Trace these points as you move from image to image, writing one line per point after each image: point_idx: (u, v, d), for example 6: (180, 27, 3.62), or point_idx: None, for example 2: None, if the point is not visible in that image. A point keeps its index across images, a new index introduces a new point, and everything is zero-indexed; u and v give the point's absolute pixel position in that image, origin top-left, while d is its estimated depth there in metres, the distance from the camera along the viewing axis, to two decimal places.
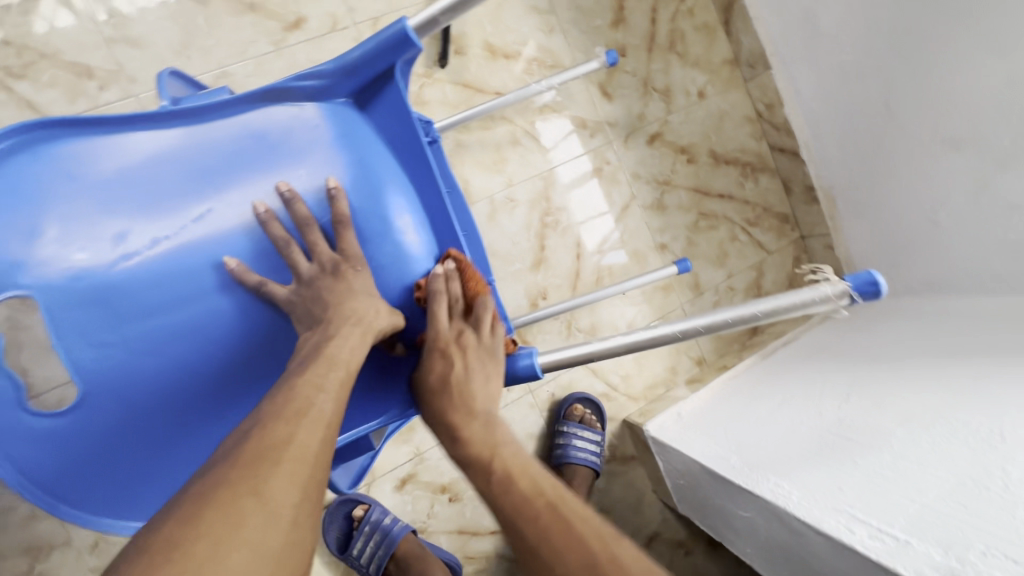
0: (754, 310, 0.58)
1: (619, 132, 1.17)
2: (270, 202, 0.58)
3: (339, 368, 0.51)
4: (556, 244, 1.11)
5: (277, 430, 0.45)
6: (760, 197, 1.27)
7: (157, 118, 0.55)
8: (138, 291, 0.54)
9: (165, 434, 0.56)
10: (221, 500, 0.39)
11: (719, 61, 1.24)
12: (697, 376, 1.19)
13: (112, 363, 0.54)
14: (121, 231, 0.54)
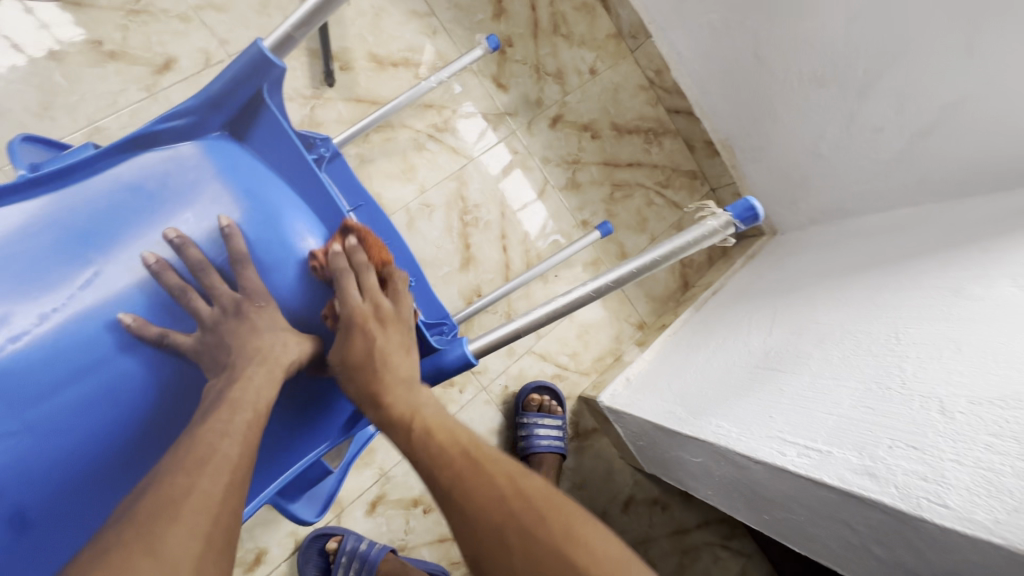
0: (653, 256, 0.61)
1: (521, 120, 1.19)
2: (162, 252, 0.55)
3: (248, 410, 0.50)
4: (480, 240, 1.12)
5: (176, 482, 0.43)
6: (667, 159, 1.32)
7: (15, 189, 0.50)
8: (35, 372, 0.49)
9: (98, 516, 0.50)
10: (113, 563, 0.37)
11: (603, 37, 1.27)
12: (640, 339, 1.23)
13: (20, 454, 0.48)
14: (0, 314, 0.48)
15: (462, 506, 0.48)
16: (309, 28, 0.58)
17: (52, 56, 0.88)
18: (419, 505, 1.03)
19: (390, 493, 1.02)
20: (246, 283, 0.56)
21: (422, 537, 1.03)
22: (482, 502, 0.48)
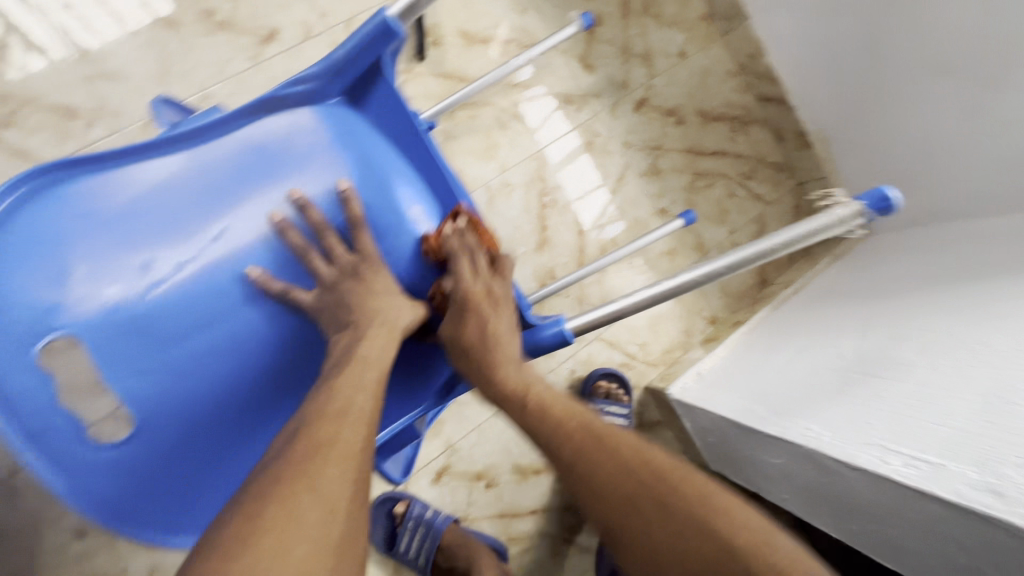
0: (776, 241, 0.58)
1: (606, 102, 1.16)
2: (285, 211, 0.58)
3: (375, 367, 0.54)
4: (557, 223, 1.11)
5: (322, 429, 0.48)
6: (755, 149, 1.26)
7: (159, 145, 0.55)
8: (173, 316, 0.55)
9: (216, 445, 0.57)
10: (283, 497, 0.43)
11: (695, 19, 1.21)
12: (712, 334, 1.20)
13: (159, 388, 0.54)
14: (146, 261, 0.54)
15: (588, 477, 0.57)
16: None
17: (171, 24, 0.93)
18: (482, 479, 1.05)
19: (456, 465, 1.04)
20: (361, 247, 0.59)
21: (483, 510, 1.05)
22: (608, 470, 0.57)
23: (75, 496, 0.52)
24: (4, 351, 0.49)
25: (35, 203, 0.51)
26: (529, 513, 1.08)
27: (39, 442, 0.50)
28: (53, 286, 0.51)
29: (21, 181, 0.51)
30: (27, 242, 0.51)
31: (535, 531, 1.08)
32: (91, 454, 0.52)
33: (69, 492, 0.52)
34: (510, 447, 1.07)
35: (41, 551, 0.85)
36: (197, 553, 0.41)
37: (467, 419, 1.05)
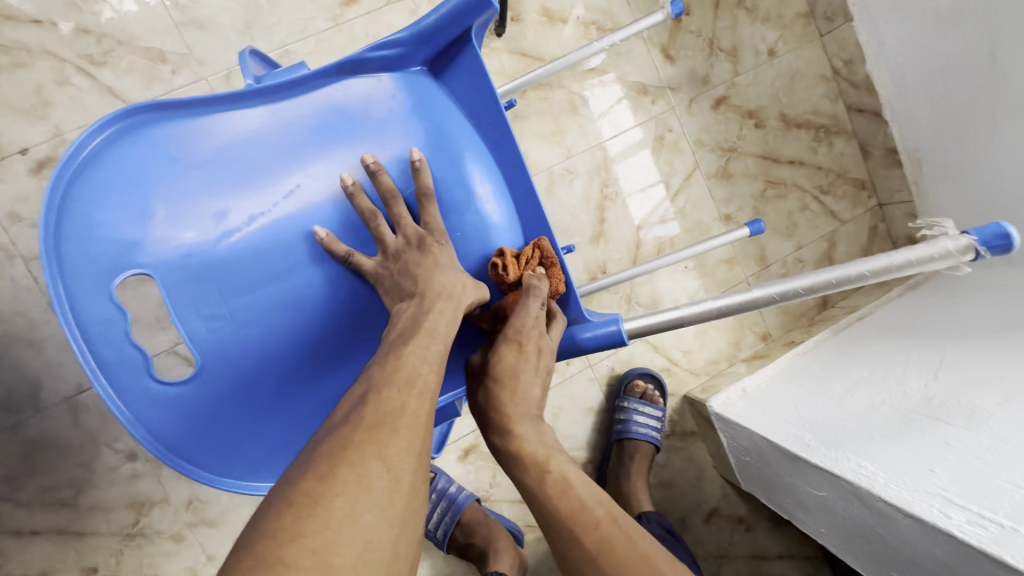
0: (862, 270, 0.63)
1: (683, 96, 1.11)
2: (356, 175, 0.59)
3: (437, 340, 0.54)
4: (615, 217, 1.08)
5: (389, 397, 0.48)
6: (834, 163, 1.19)
7: (243, 97, 0.56)
8: (239, 268, 0.57)
9: (269, 399, 0.59)
10: (353, 461, 0.43)
11: (791, 15, 1.14)
12: (762, 351, 1.15)
13: (222, 335, 0.57)
14: (220, 210, 0.56)
15: None
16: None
17: None
18: None
19: (483, 445, 1.05)
20: (427, 218, 0.59)
21: (505, 494, 1.06)
22: None
23: (139, 426, 0.56)
24: (90, 281, 0.53)
25: (125, 143, 0.54)
26: None
27: (112, 370, 0.55)
28: (135, 226, 0.54)
29: (116, 120, 0.53)
30: (119, 180, 0.54)
31: None
32: (157, 388, 0.56)
33: (133, 423, 0.55)
34: None
35: (96, 468, 0.92)
36: (265, 504, 0.41)
37: None
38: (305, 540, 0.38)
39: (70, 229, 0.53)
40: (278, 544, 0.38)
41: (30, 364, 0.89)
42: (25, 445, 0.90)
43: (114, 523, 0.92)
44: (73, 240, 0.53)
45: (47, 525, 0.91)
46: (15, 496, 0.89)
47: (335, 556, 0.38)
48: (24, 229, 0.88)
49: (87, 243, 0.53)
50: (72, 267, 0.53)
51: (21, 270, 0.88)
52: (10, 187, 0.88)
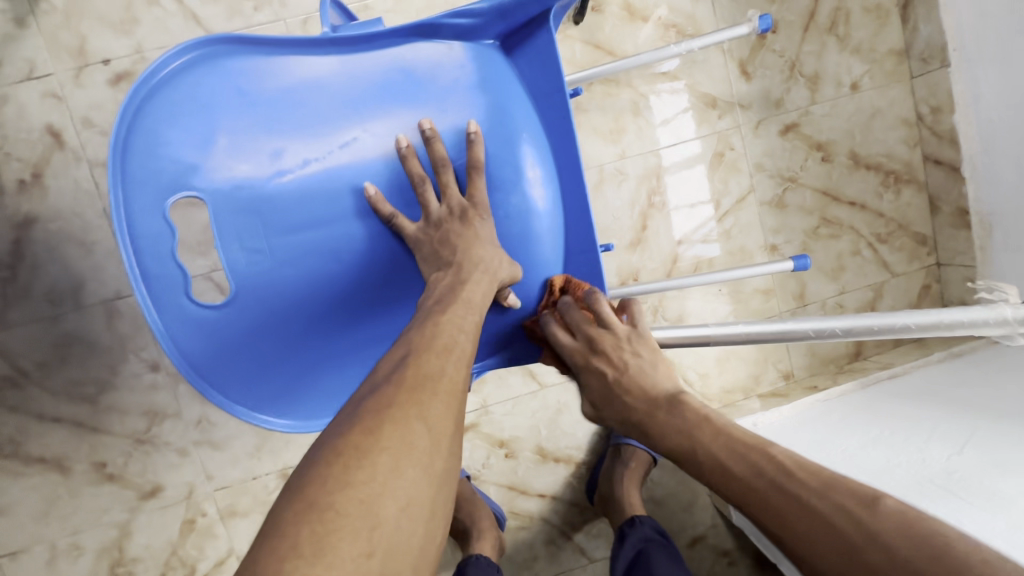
0: (905, 321, 0.60)
1: (752, 116, 1.07)
2: (411, 138, 0.60)
3: (473, 310, 0.57)
4: (658, 226, 1.06)
5: (429, 362, 0.50)
6: (898, 212, 1.13)
7: (317, 44, 0.57)
8: (286, 208, 0.58)
9: (292, 339, 0.61)
10: (397, 420, 0.44)
11: (884, 51, 1.09)
12: (781, 389, 1.12)
13: (258, 270, 0.58)
14: (277, 149, 0.57)
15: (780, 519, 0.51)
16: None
17: None
18: (503, 448, 1.06)
19: (483, 425, 1.06)
20: (474, 191, 0.60)
21: (495, 477, 1.07)
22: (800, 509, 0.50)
23: (168, 341, 0.58)
24: (146, 195, 0.55)
25: (201, 70, 0.56)
26: (537, 496, 1.08)
27: (152, 284, 0.57)
28: (196, 150, 0.56)
29: (197, 46, 0.55)
30: (188, 104, 0.56)
31: (537, 514, 1.09)
32: (190, 308, 0.58)
33: (163, 336, 0.57)
34: (539, 428, 1.07)
35: (120, 372, 0.97)
36: (314, 454, 0.43)
37: (507, 387, 1.05)
38: (353, 490, 0.40)
39: (138, 144, 0.55)
40: (327, 491, 0.39)
41: (78, 263, 0.94)
42: (62, 338, 0.95)
43: (126, 426, 0.98)
44: (138, 153, 0.55)
45: (68, 415, 0.96)
46: (46, 382, 0.95)
47: (380, 509, 0.39)
48: (93, 135, 0.92)
49: (150, 159, 0.55)
50: (133, 179, 0.55)
51: (86, 173, 0.93)
52: (87, 93, 0.92)
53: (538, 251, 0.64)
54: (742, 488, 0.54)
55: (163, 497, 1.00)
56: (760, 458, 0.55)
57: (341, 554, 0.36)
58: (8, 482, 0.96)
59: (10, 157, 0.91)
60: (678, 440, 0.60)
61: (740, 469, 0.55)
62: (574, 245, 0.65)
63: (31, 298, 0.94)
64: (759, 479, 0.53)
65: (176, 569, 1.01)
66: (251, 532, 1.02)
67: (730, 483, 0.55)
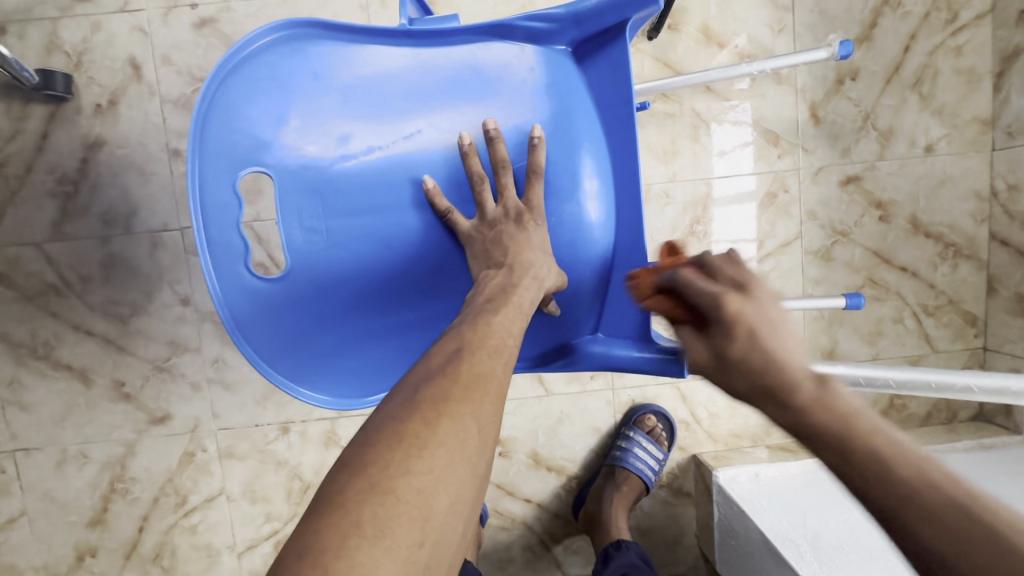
0: (969, 382, 0.57)
1: (814, 161, 1.03)
2: (474, 135, 0.60)
3: (522, 314, 0.55)
4: (695, 254, 1.04)
5: (482, 361, 0.49)
6: (952, 287, 1.07)
7: (395, 36, 0.58)
8: (349, 191, 0.57)
9: (337, 318, 0.59)
10: (453, 415, 0.44)
11: (967, 118, 1.03)
12: (791, 445, 1.08)
13: (315, 248, 0.57)
14: (347, 133, 0.57)
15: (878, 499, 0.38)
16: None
17: None
18: (499, 445, 1.06)
19: None
20: (530, 196, 0.60)
21: None
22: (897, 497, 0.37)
23: (223, 308, 0.55)
24: (217, 165, 0.54)
25: (284, 49, 0.56)
26: (522, 500, 1.08)
27: (213, 251, 0.55)
28: (270, 127, 0.56)
29: (282, 28, 0.55)
30: (268, 82, 0.56)
31: (519, 519, 1.08)
32: (247, 279, 0.56)
33: (219, 306, 0.55)
34: (537, 433, 1.06)
35: (153, 300, 1.01)
36: (369, 435, 0.42)
37: (514, 387, 1.05)
38: (412, 479, 0.39)
39: (216, 114, 0.54)
40: (388, 474, 0.39)
41: (134, 190, 0.99)
42: (107, 258, 1.00)
43: (149, 352, 1.02)
44: (216, 124, 0.54)
45: (100, 331, 1.01)
46: (86, 297, 1.01)
47: (435, 504, 0.39)
48: (169, 73, 0.97)
49: (227, 129, 0.55)
50: (208, 148, 0.54)
51: (157, 107, 0.97)
52: (171, 33, 0.96)
53: (586, 265, 0.63)
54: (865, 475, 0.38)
55: (170, 426, 1.04)
56: (936, 472, 0.37)
57: (397, 540, 0.37)
58: (35, 382, 1.02)
59: (92, 81, 0.96)
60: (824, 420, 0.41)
61: (909, 474, 0.37)
62: (621, 261, 0.63)
63: (87, 215, 0.99)
64: (927, 485, 0.37)
65: (170, 496, 1.06)
66: (244, 476, 1.06)
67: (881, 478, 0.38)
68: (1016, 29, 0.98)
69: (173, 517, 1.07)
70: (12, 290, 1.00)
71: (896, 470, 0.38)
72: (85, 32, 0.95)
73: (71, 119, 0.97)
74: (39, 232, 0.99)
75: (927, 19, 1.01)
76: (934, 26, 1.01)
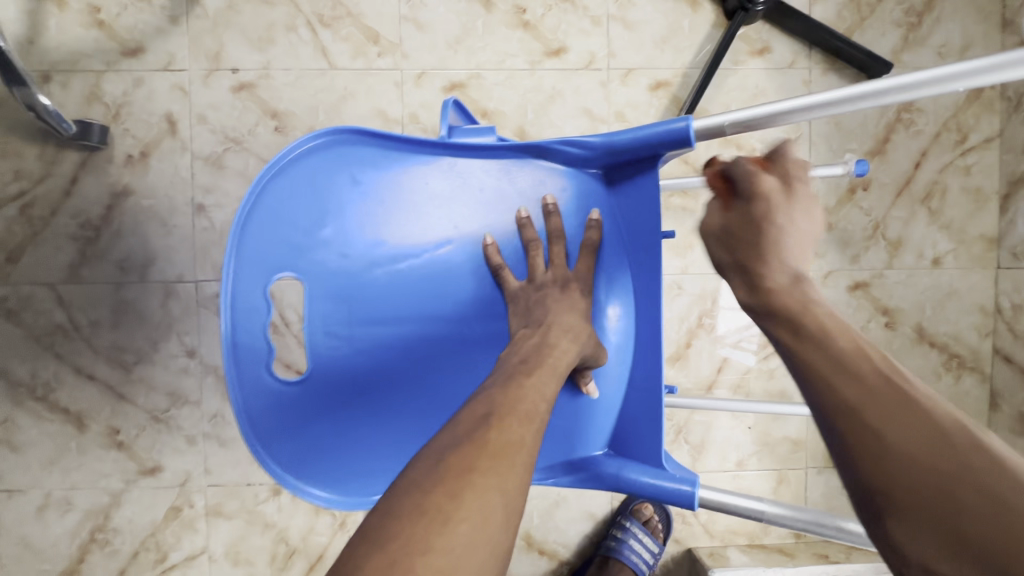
0: None
1: (824, 264, 1.05)
2: (531, 210, 0.62)
3: (557, 375, 0.51)
4: (702, 347, 1.05)
5: (511, 429, 0.43)
6: (954, 398, 1.08)
7: (435, 147, 0.60)
8: (376, 297, 0.58)
9: (352, 419, 0.58)
10: (479, 488, 0.38)
11: (974, 234, 1.06)
12: (788, 546, 1.07)
13: (340, 354, 0.58)
14: (378, 239, 0.59)
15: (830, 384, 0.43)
16: (813, 113, 0.55)
17: (487, 5, 1.01)
18: None
19: None
20: (579, 266, 0.61)
21: None
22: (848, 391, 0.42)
23: (241, 406, 0.55)
24: (250, 267, 0.56)
25: (327, 154, 0.58)
26: None
27: (237, 355, 0.55)
28: (306, 231, 0.57)
29: (328, 135, 0.58)
30: (308, 185, 0.57)
31: None
32: (268, 380, 0.56)
33: (239, 410, 0.55)
34: (532, 515, 1.05)
35: (159, 349, 1.01)
36: (387, 503, 0.38)
37: None
38: (432, 558, 0.34)
39: (255, 219, 0.56)
40: (409, 552, 0.34)
41: (154, 240, 1.00)
42: (119, 304, 1.00)
43: (148, 402, 1.01)
44: (254, 228, 0.56)
45: (101, 376, 1.00)
46: (92, 340, 1.00)
47: None
48: (204, 131, 0.99)
49: (265, 234, 0.56)
50: (243, 252, 0.55)
51: (186, 163, 1.00)
52: (210, 94, 0.99)
53: (601, 379, 0.63)
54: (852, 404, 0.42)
55: (160, 478, 1.02)
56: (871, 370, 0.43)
57: None
58: (29, 423, 1.00)
59: (127, 133, 0.99)
60: (814, 358, 0.44)
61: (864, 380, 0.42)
62: (638, 380, 0.63)
63: (104, 261, 1.00)
64: (906, 424, 0.40)
65: (150, 550, 1.03)
66: (230, 536, 1.04)
67: (880, 405, 0.41)
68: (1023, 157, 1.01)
69: (152, 573, 1.04)
70: (19, 328, 0.99)
71: (893, 401, 0.41)
72: (127, 86, 0.98)
73: (101, 168, 0.99)
74: (55, 274, 0.99)
75: (938, 138, 1.05)
76: (944, 145, 1.05)
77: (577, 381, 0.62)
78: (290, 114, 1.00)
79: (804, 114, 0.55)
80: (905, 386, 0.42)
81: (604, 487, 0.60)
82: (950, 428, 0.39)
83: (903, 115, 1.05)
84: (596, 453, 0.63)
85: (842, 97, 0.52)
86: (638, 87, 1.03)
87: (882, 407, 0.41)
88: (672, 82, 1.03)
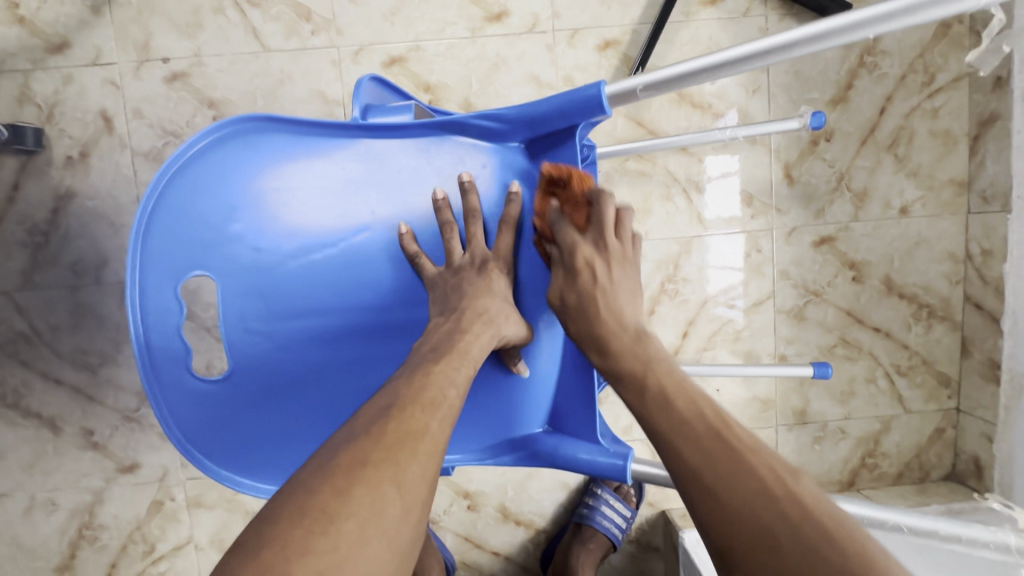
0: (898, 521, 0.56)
1: (787, 221, 1.03)
2: (448, 190, 0.60)
3: (472, 361, 0.52)
4: (666, 313, 1.04)
5: (414, 418, 0.43)
6: (925, 347, 1.07)
7: (344, 129, 0.57)
8: (294, 292, 0.57)
9: (277, 413, 0.58)
10: (370, 481, 0.38)
11: (943, 179, 1.03)
12: None
13: (261, 350, 0.57)
14: (291, 230, 0.57)
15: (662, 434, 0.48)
16: (770, 59, 0.50)
17: None
18: (467, 499, 1.06)
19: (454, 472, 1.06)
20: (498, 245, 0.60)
21: (454, 525, 1.07)
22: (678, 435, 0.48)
23: (163, 409, 0.56)
24: (159, 269, 0.55)
25: (230, 144, 0.56)
26: (490, 551, 1.08)
27: (154, 359, 0.55)
28: (214, 228, 0.56)
29: (229, 124, 0.56)
30: (211, 178, 0.55)
31: (486, 569, 1.09)
32: (190, 380, 0.56)
33: (160, 414, 0.55)
34: (506, 487, 1.06)
35: (122, 350, 1.01)
36: (272, 510, 0.37)
37: None
38: (314, 559, 0.33)
39: (160, 220, 0.55)
40: (285, 556, 0.33)
41: (104, 241, 0.99)
42: (77, 308, 1.00)
43: (118, 401, 1.02)
44: (160, 230, 0.55)
45: (68, 379, 1.01)
46: (55, 346, 1.01)
47: None
48: (140, 126, 0.97)
49: (171, 234, 0.55)
50: (151, 255, 0.55)
51: (127, 160, 0.98)
52: (142, 86, 0.96)
53: (535, 355, 0.63)
54: (690, 467, 0.45)
55: (138, 474, 1.04)
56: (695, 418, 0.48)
57: None
58: (3, 429, 1.02)
59: (63, 133, 0.96)
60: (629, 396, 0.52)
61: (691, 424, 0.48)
62: (572, 357, 0.63)
63: (56, 265, 0.99)
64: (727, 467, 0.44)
65: (137, 543, 1.06)
66: (212, 525, 1.06)
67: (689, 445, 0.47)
68: (992, 95, 0.96)
69: (140, 564, 1.07)
70: None
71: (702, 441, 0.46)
72: (56, 84, 0.95)
73: (41, 172, 0.97)
74: (10, 282, 0.99)
75: (904, 81, 1.00)
76: (911, 87, 1.00)
77: (508, 361, 0.61)
78: (226, 102, 0.97)
79: (761, 61, 0.50)
80: (794, 485, 0.43)
81: (544, 464, 0.59)
82: (814, 530, 0.40)
83: (866, 59, 1.00)
84: (535, 430, 0.63)
85: (750, 53, 0.49)
86: (587, 47, 0.98)
87: (720, 484, 0.44)
88: (621, 40, 0.98)
